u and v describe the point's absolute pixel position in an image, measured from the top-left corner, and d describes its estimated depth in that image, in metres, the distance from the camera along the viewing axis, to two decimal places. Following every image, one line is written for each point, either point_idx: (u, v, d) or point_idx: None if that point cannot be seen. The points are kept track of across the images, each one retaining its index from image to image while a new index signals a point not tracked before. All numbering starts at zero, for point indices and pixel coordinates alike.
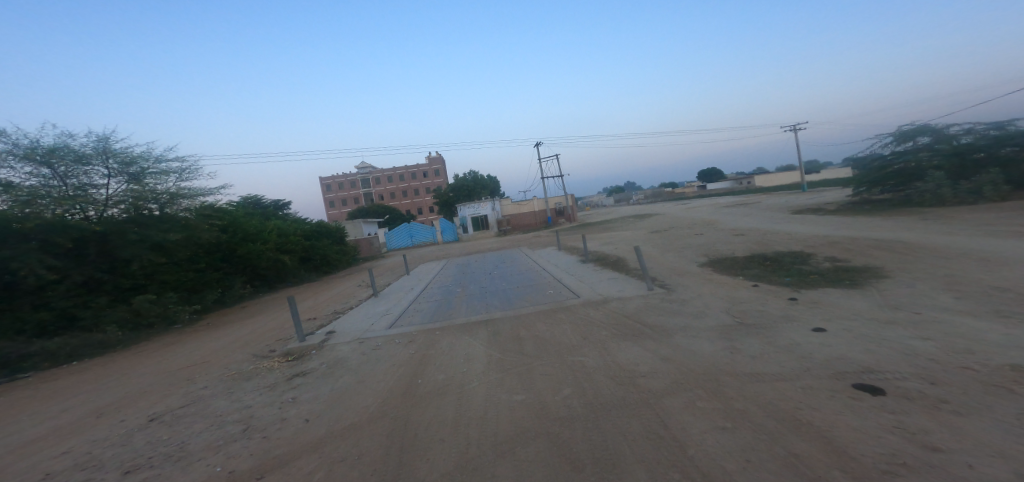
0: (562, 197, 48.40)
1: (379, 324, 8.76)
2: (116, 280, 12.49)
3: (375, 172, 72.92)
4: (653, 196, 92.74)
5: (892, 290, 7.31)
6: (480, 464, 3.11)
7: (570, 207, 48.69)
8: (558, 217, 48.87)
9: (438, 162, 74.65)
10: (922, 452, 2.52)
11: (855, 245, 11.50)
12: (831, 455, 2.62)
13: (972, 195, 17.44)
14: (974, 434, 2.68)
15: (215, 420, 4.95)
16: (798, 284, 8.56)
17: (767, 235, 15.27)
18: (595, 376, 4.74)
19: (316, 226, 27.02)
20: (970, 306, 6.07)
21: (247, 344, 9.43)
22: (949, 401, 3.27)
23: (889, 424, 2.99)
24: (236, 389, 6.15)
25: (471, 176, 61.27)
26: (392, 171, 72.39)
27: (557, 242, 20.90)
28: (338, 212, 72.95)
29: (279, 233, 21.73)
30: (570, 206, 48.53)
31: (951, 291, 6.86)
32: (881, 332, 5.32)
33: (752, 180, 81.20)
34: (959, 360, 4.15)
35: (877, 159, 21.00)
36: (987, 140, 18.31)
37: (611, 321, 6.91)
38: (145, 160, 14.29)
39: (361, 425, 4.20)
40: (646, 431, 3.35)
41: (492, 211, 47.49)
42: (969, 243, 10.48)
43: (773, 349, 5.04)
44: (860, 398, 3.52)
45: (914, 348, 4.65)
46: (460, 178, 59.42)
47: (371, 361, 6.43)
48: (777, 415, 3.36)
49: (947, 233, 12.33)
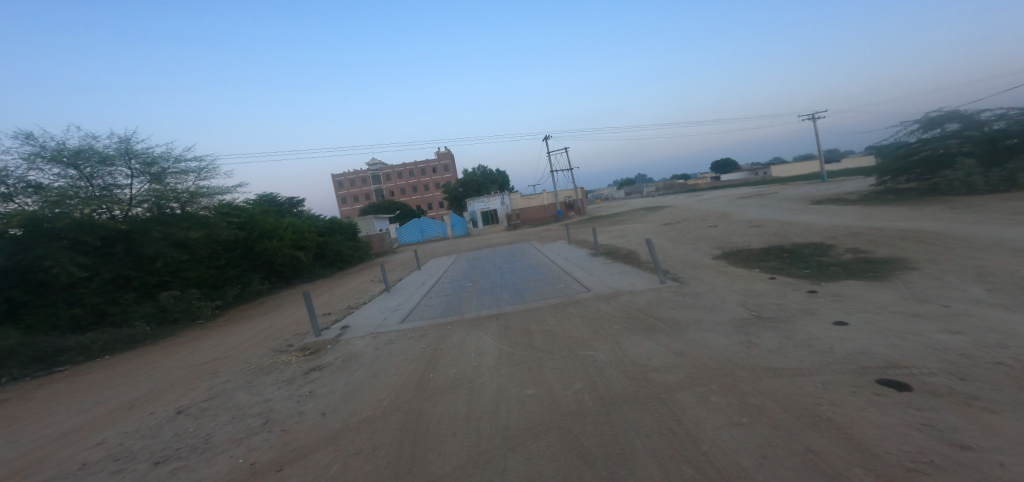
0: (574, 191, 48.31)
1: (391, 319, 8.86)
2: (142, 276, 12.90)
3: (387, 168, 73.50)
4: (665, 189, 91.36)
5: (918, 282, 7.06)
6: (491, 457, 3.13)
7: (581, 200, 48.55)
8: (569, 211, 48.73)
9: (448, 157, 74.80)
10: (951, 450, 2.42)
11: (879, 236, 11.11)
12: (853, 453, 2.54)
13: (1004, 183, 16.75)
14: (1008, 432, 2.57)
15: (237, 413, 5.08)
16: (818, 276, 8.33)
17: (784, 227, 14.90)
18: (606, 370, 4.70)
19: (330, 224, 27.46)
20: (1003, 298, 5.81)
21: (266, 339, 9.64)
22: (980, 398, 3.14)
23: (915, 421, 2.88)
24: (255, 383, 6.30)
25: (481, 171, 61.21)
26: (403, 167, 72.90)
27: (568, 235, 20.78)
28: (351, 210, 73.90)
29: (294, 230, 22.17)
30: (582, 199, 48.38)
31: (982, 283, 6.60)
32: (906, 326, 5.13)
33: (768, 170, 79.47)
34: (991, 355, 3.98)
35: (902, 147, 20.24)
36: (1020, 126, 17.55)
37: (623, 315, 6.84)
38: (165, 160, 14.70)
39: (375, 419, 4.27)
40: (659, 425, 3.31)
41: (502, 206, 47.52)
42: (1000, 233, 10.08)
43: (791, 343, 4.91)
44: (884, 394, 3.41)
45: (942, 342, 4.48)
46: (470, 173, 59.54)
47: (384, 356, 6.52)
48: (795, 410, 3.28)
49: (976, 222, 11.87)
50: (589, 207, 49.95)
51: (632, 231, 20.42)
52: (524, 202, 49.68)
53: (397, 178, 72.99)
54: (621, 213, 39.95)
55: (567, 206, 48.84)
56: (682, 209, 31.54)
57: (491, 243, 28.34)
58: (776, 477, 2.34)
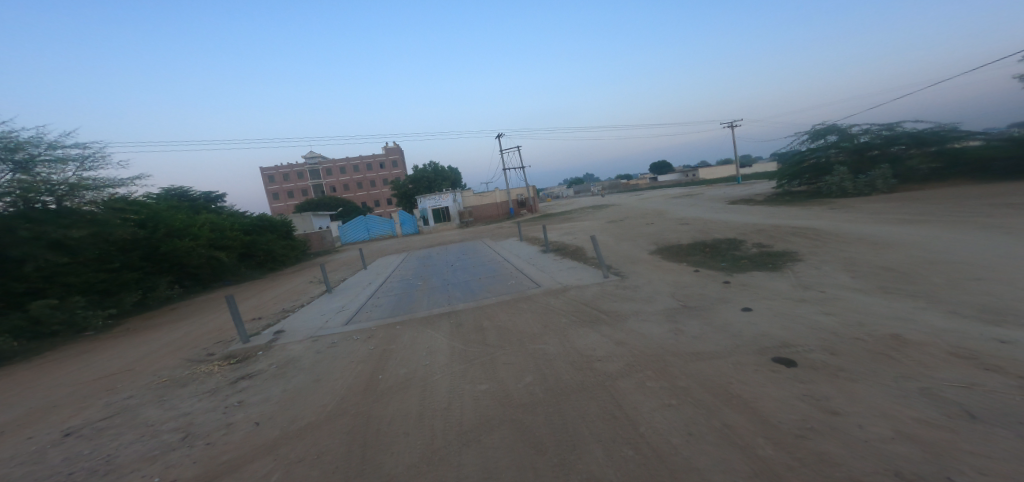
0: (523, 188, 49.29)
1: (333, 321, 8.40)
2: (6, 284, 10.85)
3: (325, 162, 69.13)
4: (606, 189, 95.37)
5: (805, 272, 8.32)
6: (446, 453, 3.18)
7: (530, 199, 49.64)
8: (520, 209, 49.52)
9: (394, 151, 72.00)
10: (826, 416, 2.99)
11: (778, 232, 12.82)
12: (756, 424, 3.00)
13: (868, 187, 20.08)
14: (863, 398, 3.24)
15: (148, 430, 4.54)
16: (731, 268, 9.43)
17: (707, 225, 16.45)
18: (555, 362, 4.94)
19: (257, 220, 25.14)
20: (863, 284, 7.08)
21: (180, 349, 8.65)
22: (844, 369, 3.86)
23: (801, 392, 3.47)
24: (169, 397, 5.65)
25: (432, 169, 58.54)
26: (344, 162, 69.08)
27: (517, 232, 21.04)
28: (284, 205, 68.52)
29: (211, 228, 19.96)
30: (531, 197, 49.49)
31: (850, 271, 7.95)
32: (796, 309, 6.05)
33: (696, 173, 86.77)
34: (854, 332, 4.87)
35: (796, 155, 23.47)
36: (880, 140, 21.02)
37: (570, 309, 7.19)
38: (35, 145, 12.45)
39: (319, 424, 4.08)
40: (602, 411, 3.59)
41: (454, 204, 46.19)
42: (867, 229, 12.07)
43: (711, 329, 5.54)
44: (778, 370, 4.02)
45: (819, 322, 5.36)
46: (419, 170, 57.84)
47: (325, 360, 6.18)
48: (713, 389, 3.75)
49: (851, 220, 14.13)
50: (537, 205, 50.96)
51: (578, 229, 21.32)
52: (473, 199, 49.50)
53: (336, 173, 68.66)
54: (567, 212, 41.09)
55: (517, 204, 49.59)
56: (623, 208, 33.58)
57: (438, 241, 27.79)
58: (699, 453, 2.69)
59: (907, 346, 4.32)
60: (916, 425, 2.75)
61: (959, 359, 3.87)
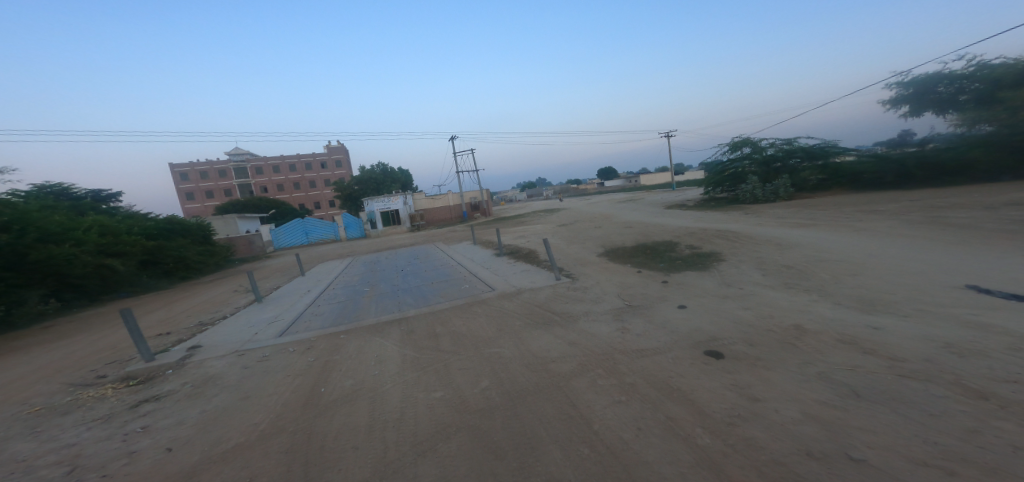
0: (474, 191, 48.85)
1: (263, 334, 7.60)
2: None
3: (255, 159, 63.21)
4: (556, 193, 97.85)
5: (728, 270, 9.18)
6: (399, 466, 2.99)
7: (481, 201, 49.32)
8: (472, 212, 48.69)
9: (339, 150, 68.00)
10: (749, 403, 3.29)
11: (706, 234, 14.04)
12: (695, 415, 3.21)
13: (773, 195, 22.78)
14: (779, 385, 3.61)
15: (16, 467, 3.74)
16: (667, 268, 10.12)
17: (646, 228, 17.52)
18: (510, 365, 4.91)
19: (164, 223, 22.11)
20: (773, 280, 7.98)
21: (63, 371, 7.31)
22: (761, 359, 4.29)
23: (729, 382, 3.78)
24: (48, 427, 4.72)
25: (379, 167, 56.16)
26: (279, 160, 63.72)
27: (468, 235, 20.82)
28: (201, 207, 61.39)
29: (103, 233, 17.14)
30: (482, 200, 49.22)
31: (763, 269, 8.91)
32: (722, 305, 6.64)
33: (636, 180, 92.23)
34: (768, 324, 5.44)
35: (718, 165, 25.91)
36: (782, 152, 23.93)
37: (524, 311, 7.21)
38: None
39: (250, 445, 3.65)
40: (557, 412, 3.62)
41: (402, 207, 44.11)
42: (778, 232, 13.60)
43: (653, 326, 5.88)
44: (709, 362, 4.37)
45: (740, 316, 5.92)
46: (365, 170, 55.01)
47: (255, 375, 5.56)
48: (656, 384, 3.96)
49: (767, 224, 15.87)
50: (489, 208, 50.66)
51: (528, 232, 21.57)
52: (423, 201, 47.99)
53: (268, 171, 63.06)
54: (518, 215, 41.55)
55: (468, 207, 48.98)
56: (571, 212, 34.66)
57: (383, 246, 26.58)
58: (648, 447, 2.81)
59: (807, 335, 4.90)
60: (819, 407, 3.12)
61: (846, 345, 4.48)
